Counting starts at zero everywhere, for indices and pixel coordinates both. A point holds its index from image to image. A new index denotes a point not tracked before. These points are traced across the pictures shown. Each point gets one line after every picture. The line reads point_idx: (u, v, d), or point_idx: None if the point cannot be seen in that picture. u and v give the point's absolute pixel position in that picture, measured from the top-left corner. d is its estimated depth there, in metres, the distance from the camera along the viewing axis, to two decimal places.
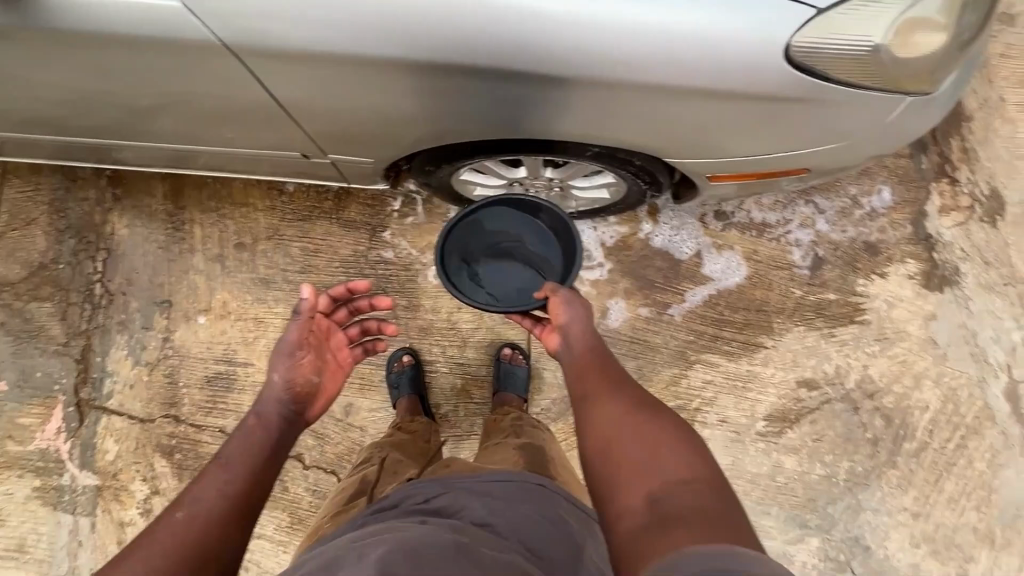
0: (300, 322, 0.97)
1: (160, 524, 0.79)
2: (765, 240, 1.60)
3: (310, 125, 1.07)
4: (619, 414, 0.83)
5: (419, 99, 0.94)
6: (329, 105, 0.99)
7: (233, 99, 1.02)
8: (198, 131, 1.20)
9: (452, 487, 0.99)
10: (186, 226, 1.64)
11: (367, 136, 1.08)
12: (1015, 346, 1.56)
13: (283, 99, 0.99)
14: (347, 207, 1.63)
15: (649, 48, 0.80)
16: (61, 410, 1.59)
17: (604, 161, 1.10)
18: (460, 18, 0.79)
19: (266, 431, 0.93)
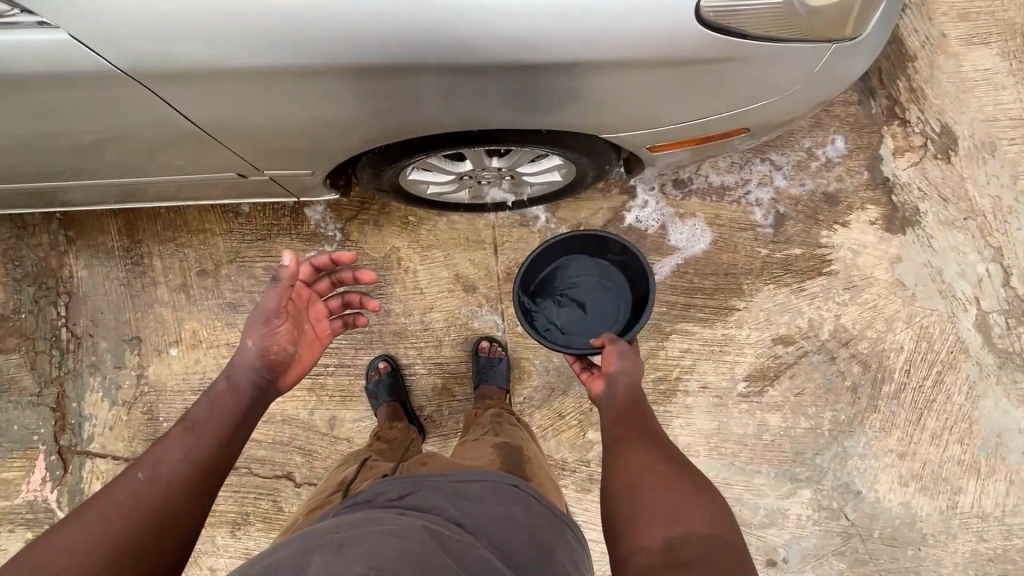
0: (279, 290, 0.99)
1: (123, 481, 0.79)
2: (726, 203, 1.60)
3: (246, 144, 1.05)
4: (654, 464, 0.86)
5: (351, 105, 0.93)
6: (249, 121, 0.97)
7: (150, 127, 0.99)
8: (135, 163, 1.17)
9: (423, 487, 0.99)
10: (145, 259, 1.62)
11: (296, 147, 1.06)
12: (980, 278, 1.58)
13: (200, 120, 0.97)
14: (306, 220, 1.61)
15: (571, 27, 0.80)
16: (44, 460, 1.58)
17: (545, 145, 1.09)
18: (361, 19, 0.79)
19: (236, 400, 0.95)
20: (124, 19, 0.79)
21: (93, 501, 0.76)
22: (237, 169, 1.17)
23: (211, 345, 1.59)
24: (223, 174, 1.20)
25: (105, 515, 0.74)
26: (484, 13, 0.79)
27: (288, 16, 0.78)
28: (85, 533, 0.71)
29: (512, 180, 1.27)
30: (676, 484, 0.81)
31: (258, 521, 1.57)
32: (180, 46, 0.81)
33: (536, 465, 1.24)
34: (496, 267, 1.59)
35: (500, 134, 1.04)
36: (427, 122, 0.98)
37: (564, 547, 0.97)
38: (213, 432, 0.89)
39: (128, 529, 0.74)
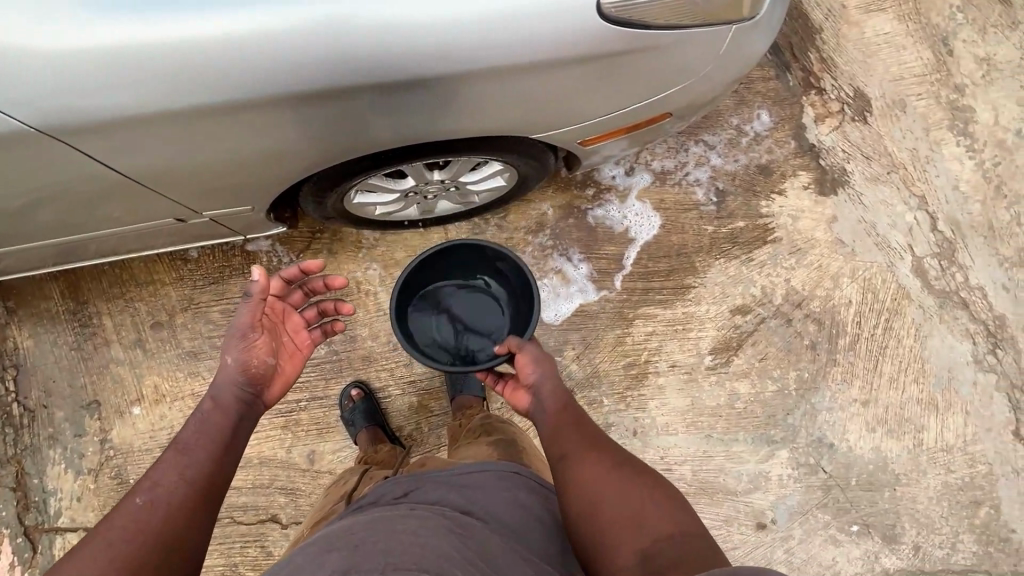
0: (248, 306, 0.99)
1: (125, 508, 0.81)
2: (668, 187, 1.66)
3: (185, 187, 1.04)
4: (609, 472, 0.91)
5: (288, 136, 0.94)
6: (181, 165, 0.96)
7: (76, 183, 0.97)
8: (70, 220, 1.13)
9: (425, 481, 0.99)
10: (94, 319, 1.56)
11: (233, 185, 1.06)
12: (910, 226, 1.68)
13: (129, 171, 0.95)
14: (258, 257, 1.59)
15: (495, 35, 0.83)
16: (9, 544, 1.50)
17: (481, 152, 1.12)
18: (282, 51, 0.80)
19: (222, 419, 0.96)
20: (50, 71, 0.78)
21: (96, 531, 0.79)
22: (175, 214, 1.15)
23: (175, 397, 1.55)
24: (162, 220, 1.18)
25: (108, 544, 0.77)
26: (411, 30, 0.82)
27: (218, 52, 0.79)
28: (92, 563, 0.75)
29: (457, 190, 1.29)
30: (636, 492, 0.88)
31: (248, 570, 1.52)
32: (109, 93, 0.81)
33: (533, 455, 1.25)
34: None
35: (436, 146, 1.06)
36: (367, 144, 1.00)
37: None
38: (206, 452, 0.91)
39: (132, 556, 0.76)
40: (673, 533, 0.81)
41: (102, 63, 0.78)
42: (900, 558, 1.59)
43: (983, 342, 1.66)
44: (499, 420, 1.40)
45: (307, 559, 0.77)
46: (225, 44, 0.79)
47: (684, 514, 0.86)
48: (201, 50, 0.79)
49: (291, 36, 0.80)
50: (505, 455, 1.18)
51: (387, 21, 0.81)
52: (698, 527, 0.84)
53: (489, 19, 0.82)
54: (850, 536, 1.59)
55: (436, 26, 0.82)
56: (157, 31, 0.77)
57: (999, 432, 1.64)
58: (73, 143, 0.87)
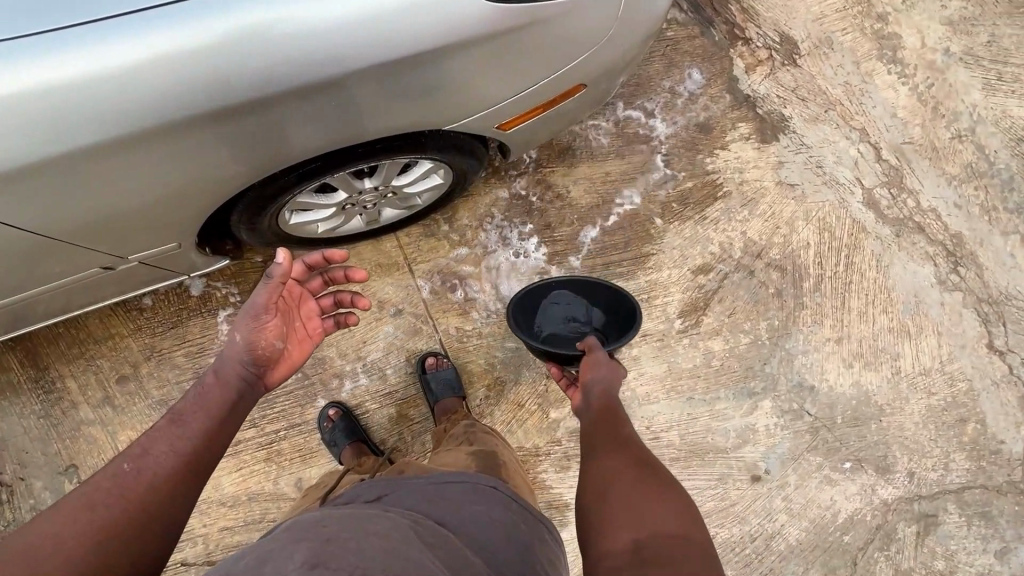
0: (267, 288, 0.97)
1: (117, 469, 0.85)
2: (611, 160, 1.66)
3: (108, 231, 1.02)
4: (624, 466, 0.91)
5: (205, 163, 0.93)
6: (99, 207, 0.94)
7: None
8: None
9: (400, 487, 0.98)
10: (58, 384, 1.54)
11: (159, 221, 1.05)
12: (855, 160, 1.69)
13: (45, 222, 0.93)
14: (214, 294, 1.58)
15: (392, 32, 0.83)
16: None
17: (405, 153, 1.11)
18: (182, 75, 0.80)
19: (224, 392, 0.96)
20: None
21: (88, 487, 0.83)
22: (100, 262, 1.12)
23: None
24: (93, 270, 1.15)
25: (91, 504, 0.80)
26: (307, 39, 0.81)
27: (115, 89, 0.78)
28: (74, 523, 0.78)
29: (393, 195, 1.28)
30: (644, 489, 0.85)
31: None
32: (9, 143, 0.79)
33: (511, 468, 1.25)
34: (416, 283, 1.60)
35: (355, 154, 1.06)
36: (287, 161, 0.99)
37: (540, 543, 0.99)
38: (202, 426, 0.91)
39: (112, 520, 0.79)
40: (678, 534, 0.78)
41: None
42: (896, 487, 1.60)
43: (944, 262, 1.68)
44: (479, 428, 1.40)
45: (274, 549, 0.73)
46: (121, 79, 0.78)
47: (696, 524, 0.81)
48: (96, 88, 0.78)
49: (187, 59, 0.79)
50: (484, 467, 1.18)
51: (282, 36, 0.80)
52: (708, 540, 0.79)
53: (383, 16, 0.82)
54: (844, 473, 1.60)
55: (332, 33, 0.82)
56: (45, 75, 0.76)
57: (974, 348, 1.66)
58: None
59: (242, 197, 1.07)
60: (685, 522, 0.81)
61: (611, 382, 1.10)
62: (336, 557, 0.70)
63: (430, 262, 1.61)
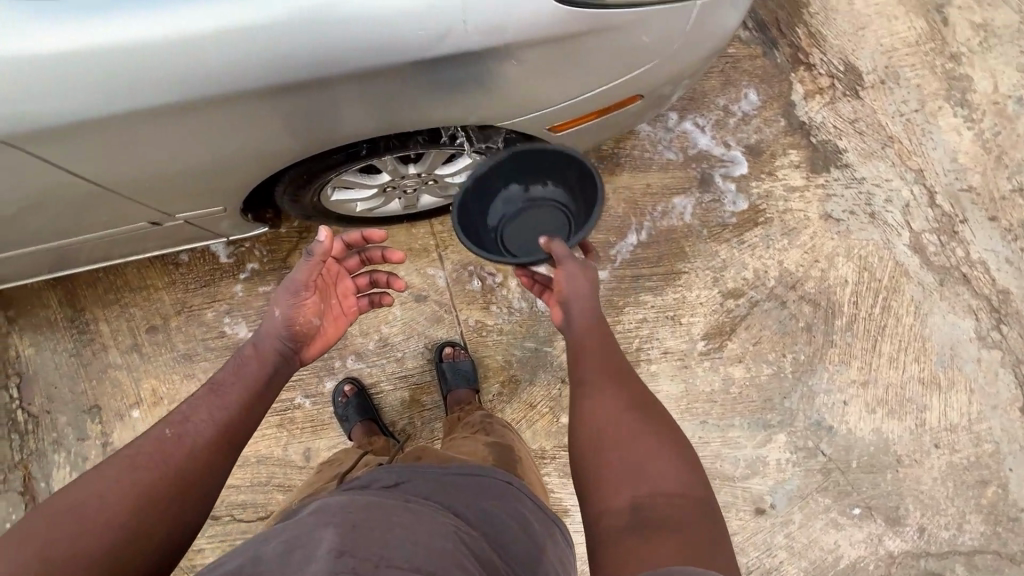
0: (308, 266, 1.03)
1: (157, 435, 0.88)
2: (654, 172, 1.64)
3: (153, 189, 1.05)
4: (620, 411, 0.87)
5: (250, 132, 0.94)
6: (158, 167, 0.98)
7: (52, 191, 0.99)
8: (46, 229, 1.15)
9: (417, 474, 1.00)
10: (91, 326, 1.59)
11: (211, 185, 1.07)
12: (907, 201, 1.64)
13: (106, 175, 0.97)
14: (248, 258, 1.61)
15: (446, 21, 0.82)
16: None
17: (453, 144, 1.11)
18: (254, 49, 0.81)
19: (262, 364, 1.00)
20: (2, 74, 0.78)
21: (129, 450, 0.86)
22: (149, 218, 1.16)
23: (173, 399, 1.58)
24: (138, 224, 1.19)
25: (131, 467, 0.83)
26: (360, 19, 0.81)
27: (168, 52, 0.80)
28: (119, 488, 0.81)
29: (435, 183, 1.29)
30: (645, 442, 0.83)
31: None
32: (66, 97, 0.81)
33: (526, 464, 1.26)
34: (444, 272, 1.61)
35: (400, 141, 1.07)
36: (330, 138, 0.99)
37: (554, 542, 1.00)
38: (240, 397, 0.96)
39: (153, 487, 0.83)
40: (676, 493, 0.78)
41: (55, 65, 0.79)
42: (904, 540, 1.56)
43: (987, 318, 1.62)
44: (493, 419, 1.41)
45: (302, 536, 0.75)
46: (175, 42, 0.79)
47: (691, 474, 0.81)
48: (152, 49, 0.79)
49: (260, 34, 0.80)
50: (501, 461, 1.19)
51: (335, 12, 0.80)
52: (703, 495, 0.80)
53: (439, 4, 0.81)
54: (852, 519, 1.56)
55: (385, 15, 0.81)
56: (107, 33, 0.78)
57: (1006, 410, 1.60)
58: (34, 147, 0.87)
59: (284, 169, 1.08)
60: (681, 473, 0.81)
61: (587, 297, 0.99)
62: (363, 555, 0.71)
63: (460, 253, 1.61)
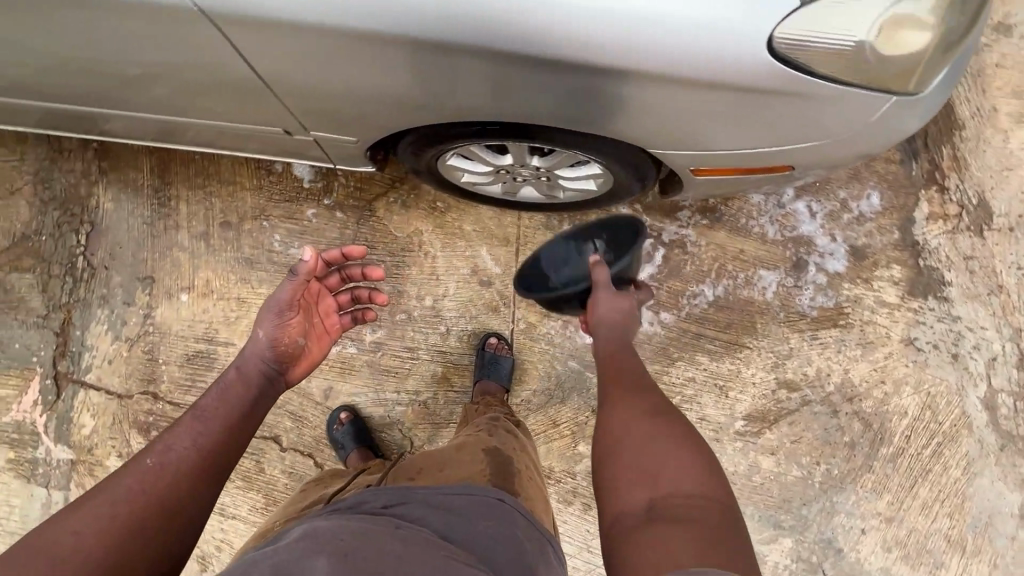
0: (292, 286, 1.05)
1: (135, 467, 0.87)
2: (751, 240, 1.60)
3: (294, 95, 1.05)
4: (646, 418, 0.94)
5: (407, 71, 0.92)
6: (315, 81, 0.98)
7: (211, 70, 1.01)
8: (181, 101, 1.17)
9: (411, 497, 1.01)
10: (172, 202, 1.62)
11: (350, 114, 1.08)
12: (995, 356, 1.57)
13: (266, 72, 0.98)
14: (336, 189, 1.62)
15: (639, 20, 0.78)
16: (38, 383, 1.58)
17: (588, 151, 1.09)
18: (458, 4, 0.80)
19: (246, 383, 1.04)
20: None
21: (101, 487, 0.84)
22: (280, 123, 1.17)
23: (222, 296, 1.60)
24: (266, 125, 1.20)
25: (113, 500, 0.82)
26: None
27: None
28: (101, 514, 0.79)
29: (548, 181, 1.28)
30: (661, 444, 0.88)
31: (238, 478, 1.57)
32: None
33: (525, 476, 1.22)
34: (515, 266, 1.60)
35: (537, 132, 1.05)
36: (478, 99, 0.96)
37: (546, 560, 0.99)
38: (222, 421, 0.98)
39: (134, 516, 0.81)
40: (696, 494, 0.79)
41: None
42: None
43: None
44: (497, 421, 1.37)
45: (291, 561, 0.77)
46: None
47: (714, 479, 0.82)
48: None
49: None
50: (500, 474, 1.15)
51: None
52: (726, 499, 0.80)
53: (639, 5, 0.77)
54: None
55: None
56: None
57: None
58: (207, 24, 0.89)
59: (418, 119, 1.06)
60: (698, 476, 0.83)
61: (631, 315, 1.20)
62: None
63: None
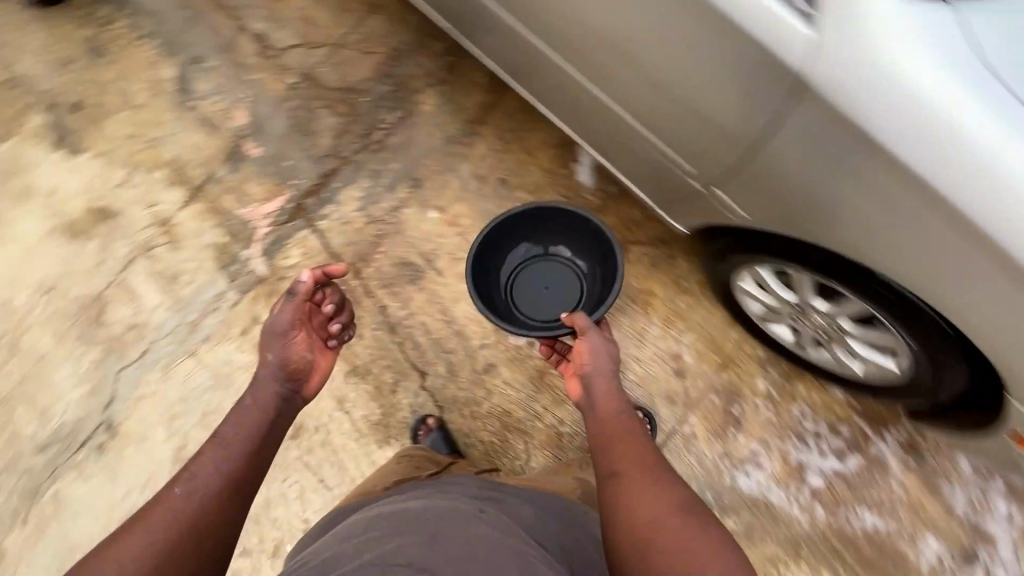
0: (289, 304, 1.25)
1: (187, 480, 0.99)
2: (941, 506, 1.51)
3: (659, 78, 1.08)
4: (663, 513, 0.86)
5: (703, 45, 0.96)
6: (755, 135, 0.99)
7: (671, 64, 1.04)
8: (552, 29, 1.24)
9: (508, 489, 1.14)
10: (474, 137, 1.76)
11: (737, 173, 1.09)
12: None
13: (720, 100, 1.00)
14: (607, 213, 1.71)
15: (1010, 168, 0.76)
16: (281, 201, 1.72)
17: (918, 351, 1.13)
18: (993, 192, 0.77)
19: (265, 406, 1.15)
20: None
21: (136, 517, 0.95)
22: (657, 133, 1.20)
23: (461, 234, 1.70)
24: (603, 90, 1.26)
25: (146, 526, 0.92)
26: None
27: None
28: (131, 560, 0.87)
29: (826, 337, 1.31)
30: (680, 522, 0.85)
31: (370, 384, 1.62)
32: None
33: None
34: (712, 377, 1.60)
35: (865, 280, 1.07)
36: (827, 178, 0.94)
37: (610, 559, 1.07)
38: (245, 453, 1.08)
39: (173, 529, 0.92)
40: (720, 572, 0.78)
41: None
42: None
43: None
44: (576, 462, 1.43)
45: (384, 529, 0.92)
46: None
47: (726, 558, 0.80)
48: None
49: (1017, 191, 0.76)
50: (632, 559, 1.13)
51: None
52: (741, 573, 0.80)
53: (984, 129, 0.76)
54: None
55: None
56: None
57: None
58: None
59: (746, 168, 1.06)
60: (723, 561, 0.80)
61: (603, 368, 1.12)
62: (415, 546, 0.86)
63: (738, 379, 1.59)
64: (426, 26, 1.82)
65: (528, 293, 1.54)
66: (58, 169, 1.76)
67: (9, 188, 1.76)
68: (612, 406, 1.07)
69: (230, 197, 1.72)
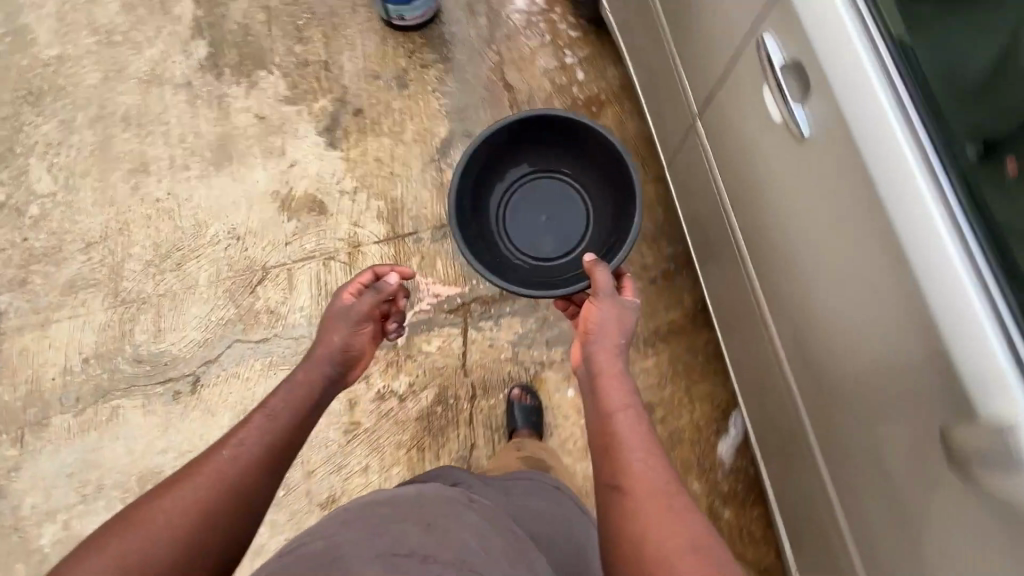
0: (368, 293, 1.39)
1: (229, 447, 1.02)
2: None
3: (814, 288, 1.08)
4: (646, 498, 0.91)
5: (863, 294, 0.94)
6: (923, 540, 0.92)
7: (880, 414, 0.97)
8: (748, 206, 1.27)
9: (484, 484, 1.18)
10: (651, 349, 1.70)
11: (884, 537, 1.02)
12: None
13: (908, 488, 0.93)
14: (730, 507, 1.57)
15: None
16: (453, 291, 1.75)
17: None
18: None
19: (310, 382, 1.23)
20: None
21: (179, 473, 0.97)
22: (827, 437, 1.15)
23: (581, 424, 1.62)
24: (766, 283, 1.29)
25: (188, 482, 0.94)
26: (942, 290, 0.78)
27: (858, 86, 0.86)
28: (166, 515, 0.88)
29: None
30: (689, 526, 0.88)
31: None
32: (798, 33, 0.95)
33: None
34: None
35: None
36: (918, 472, 0.90)
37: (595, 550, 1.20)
38: (287, 420, 1.13)
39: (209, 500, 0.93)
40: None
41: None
42: None
43: None
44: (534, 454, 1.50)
45: (361, 509, 0.93)
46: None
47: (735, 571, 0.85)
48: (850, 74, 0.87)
49: None
50: None
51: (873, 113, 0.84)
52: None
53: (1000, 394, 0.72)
54: None
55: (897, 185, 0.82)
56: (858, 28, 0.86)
57: None
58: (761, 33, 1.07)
59: (853, 406, 1.04)
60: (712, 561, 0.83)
61: (619, 329, 1.17)
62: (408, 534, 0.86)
63: None
64: (668, 226, 1.84)
65: (524, 220, 1.64)
66: (310, 151, 1.94)
67: (266, 142, 1.96)
68: (615, 391, 1.08)
69: (417, 259, 1.78)
